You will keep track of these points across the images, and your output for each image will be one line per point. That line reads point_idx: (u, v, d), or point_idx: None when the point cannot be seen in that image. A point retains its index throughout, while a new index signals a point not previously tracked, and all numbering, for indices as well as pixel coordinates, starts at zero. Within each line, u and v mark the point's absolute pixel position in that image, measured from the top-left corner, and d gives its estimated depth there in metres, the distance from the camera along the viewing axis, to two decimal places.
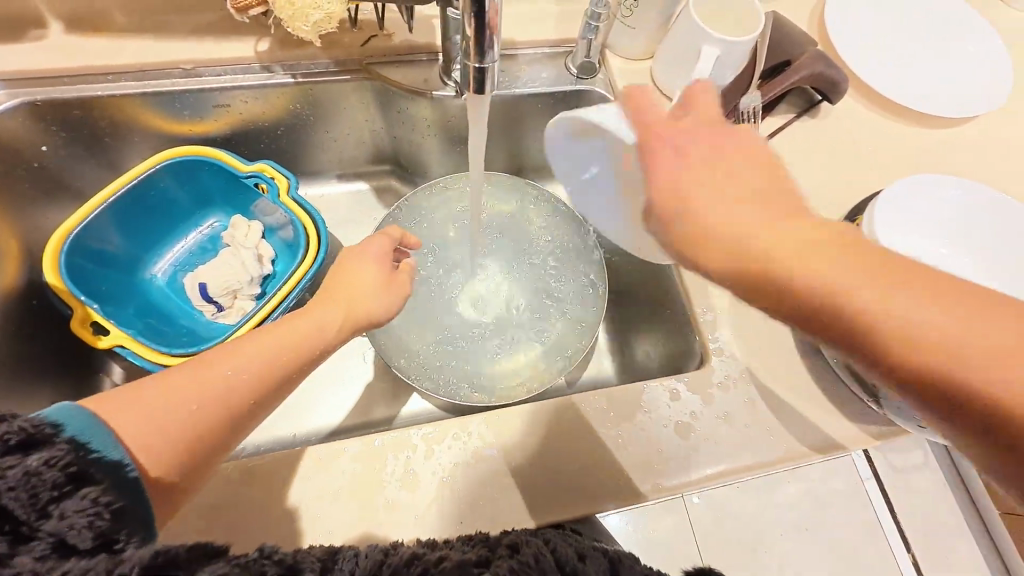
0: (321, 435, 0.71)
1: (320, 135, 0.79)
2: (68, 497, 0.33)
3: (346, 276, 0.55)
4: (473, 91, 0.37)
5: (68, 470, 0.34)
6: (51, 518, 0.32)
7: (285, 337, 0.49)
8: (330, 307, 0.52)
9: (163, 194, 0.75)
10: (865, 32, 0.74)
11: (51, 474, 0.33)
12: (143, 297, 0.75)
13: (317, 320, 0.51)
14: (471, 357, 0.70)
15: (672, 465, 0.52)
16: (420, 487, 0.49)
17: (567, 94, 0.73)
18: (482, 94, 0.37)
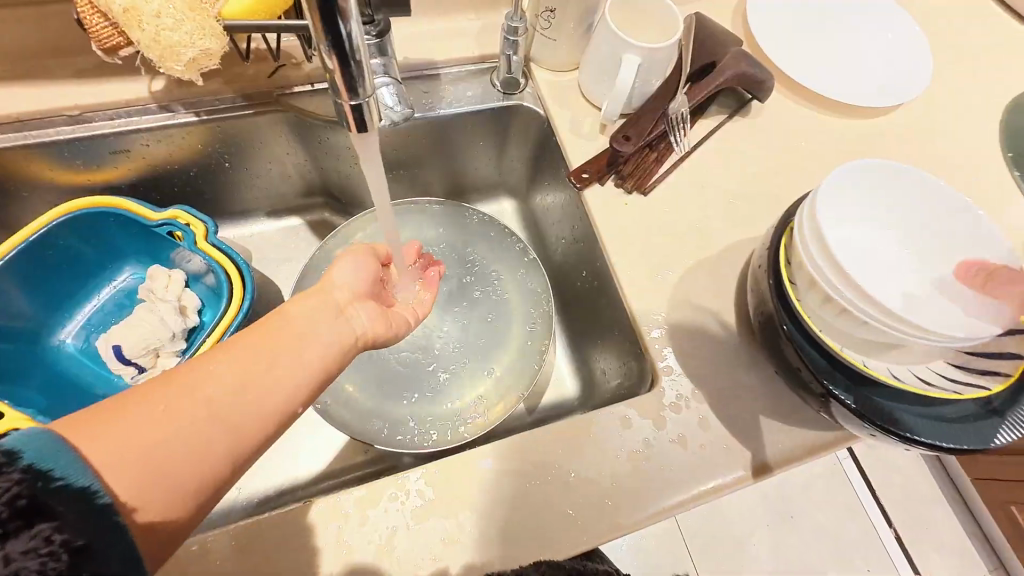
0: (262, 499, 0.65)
1: (239, 173, 0.74)
2: (14, 537, 0.27)
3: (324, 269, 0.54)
4: (354, 129, 0.33)
5: (16, 504, 0.27)
6: None
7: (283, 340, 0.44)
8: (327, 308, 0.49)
9: (64, 252, 0.68)
10: (786, 29, 0.74)
11: None
12: (51, 367, 0.68)
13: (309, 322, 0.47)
14: (421, 398, 0.66)
15: (629, 499, 0.49)
16: (355, 560, 0.44)
17: (495, 112, 0.70)
18: (366, 131, 0.34)
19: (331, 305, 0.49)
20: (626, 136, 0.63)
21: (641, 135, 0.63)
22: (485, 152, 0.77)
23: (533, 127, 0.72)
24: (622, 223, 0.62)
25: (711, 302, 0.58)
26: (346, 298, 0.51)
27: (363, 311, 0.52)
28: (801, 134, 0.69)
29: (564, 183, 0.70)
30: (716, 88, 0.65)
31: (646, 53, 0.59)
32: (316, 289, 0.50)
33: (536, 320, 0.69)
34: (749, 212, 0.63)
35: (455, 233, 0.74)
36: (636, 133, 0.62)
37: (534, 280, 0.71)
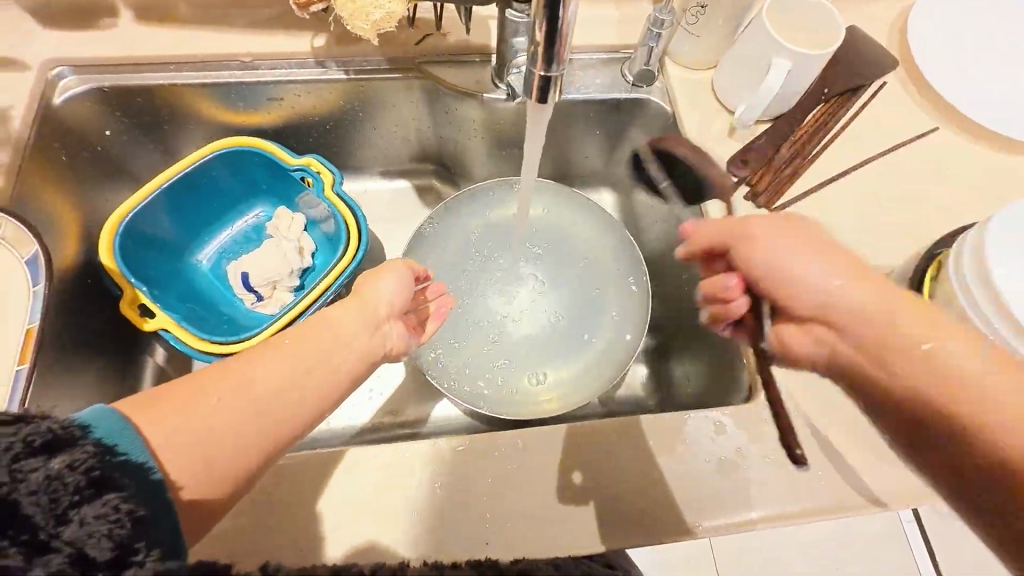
0: (326, 439, 0.70)
1: (367, 131, 0.79)
2: (88, 502, 0.30)
3: (370, 278, 0.56)
4: (535, 99, 0.36)
5: (92, 474, 0.31)
6: (70, 525, 0.29)
7: (339, 333, 0.49)
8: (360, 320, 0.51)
9: (212, 182, 0.76)
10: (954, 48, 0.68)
11: (73, 477, 0.30)
12: (187, 282, 0.77)
13: (350, 331, 0.50)
14: (509, 368, 0.69)
15: (710, 504, 0.49)
16: (448, 502, 0.48)
17: (621, 103, 0.70)
18: (545, 103, 0.36)
19: (371, 321, 0.52)
20: (746, 158, 0.62)
21: (761, 159, 0.62)
22: (600, 143, 0.77)
23: (656, 123, 0.71)
24: None
25: None
26: (386, 313, 0.54)
27: (396, 329, 0.55)
28: (954, 164, 0.64)
29: None
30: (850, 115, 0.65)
31: (801, 58, 0.56)
32: (360, 300, 0.53)
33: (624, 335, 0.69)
34: (880, 238, 0.60)
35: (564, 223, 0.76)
36: (754, 158, 0.62)
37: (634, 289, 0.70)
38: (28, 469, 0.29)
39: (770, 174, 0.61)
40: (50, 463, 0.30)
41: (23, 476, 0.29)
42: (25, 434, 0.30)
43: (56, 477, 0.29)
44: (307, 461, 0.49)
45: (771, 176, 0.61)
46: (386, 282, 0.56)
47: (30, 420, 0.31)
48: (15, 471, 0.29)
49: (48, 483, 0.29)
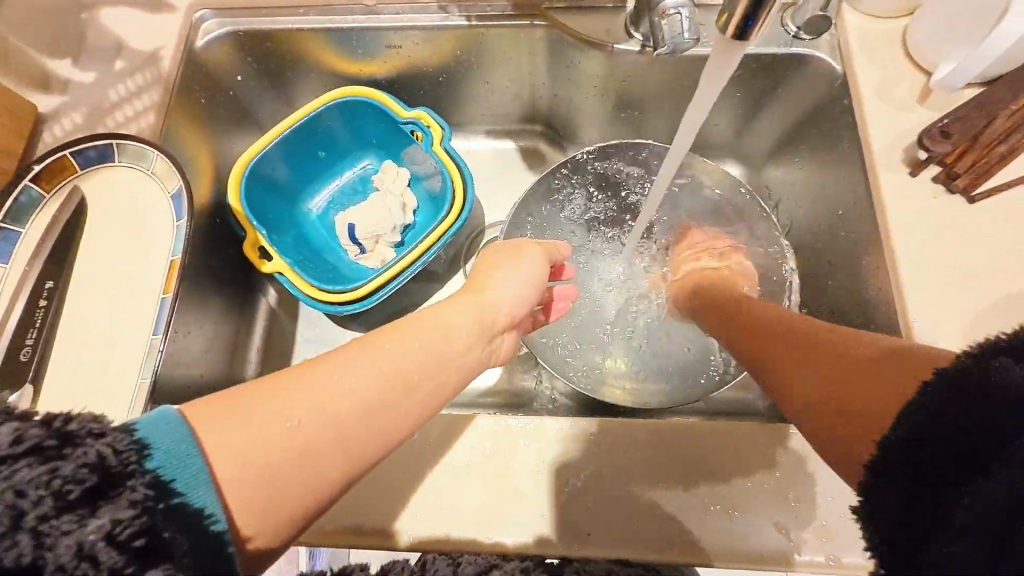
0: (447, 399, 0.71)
1: (478, 85, 0.76)
2: None
3: (490, 277, 0.52)
4: (732, 36, 0.35)
5: (135, 546, 0.26)
6: None
7: (443, 325, 0.43)
8: (470, 317, 0.46)
9: (327, 132, 0.77)
10: None
11: (108, 553, 0.25)
12: (298, 229, 0.79)
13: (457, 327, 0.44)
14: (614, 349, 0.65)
15: (848, 533, 0.43)
16: (549, 483, 0.46)
17: (776, 59, 0.60)
18: (743, 42, 0.36)
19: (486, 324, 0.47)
20: (947, 130, 0.49)
21: (965, 133, 0.49)
22: (737, 108, 0.67)
23: (816, 85, 0.60)
24: (924, 220, 0.50)
25: None
26: (506, 319, 0.50)
27: (508, 340, 0.51)
28: None
29: (836, 160, 0.59)
30: None
31: None
32: (473, 297, 0.48)
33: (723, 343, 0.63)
34: None
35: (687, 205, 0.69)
36: (958, 130, 0.48)
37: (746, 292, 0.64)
38: (60, 532, 0.25)
39: (973, 152, 0.49)
40: (84, 528, 0.25)
41: (52, 543, 0.24)
42: (65, 480, 0.26)
43: (90, 550, 0.25)
44: None
45: (978, 153, 0.49)
46: (505, 280, 0.52)
47: (70, 461, 0.26)
48: (45, 532, 0.25)
49: (79, 555, 0.25)
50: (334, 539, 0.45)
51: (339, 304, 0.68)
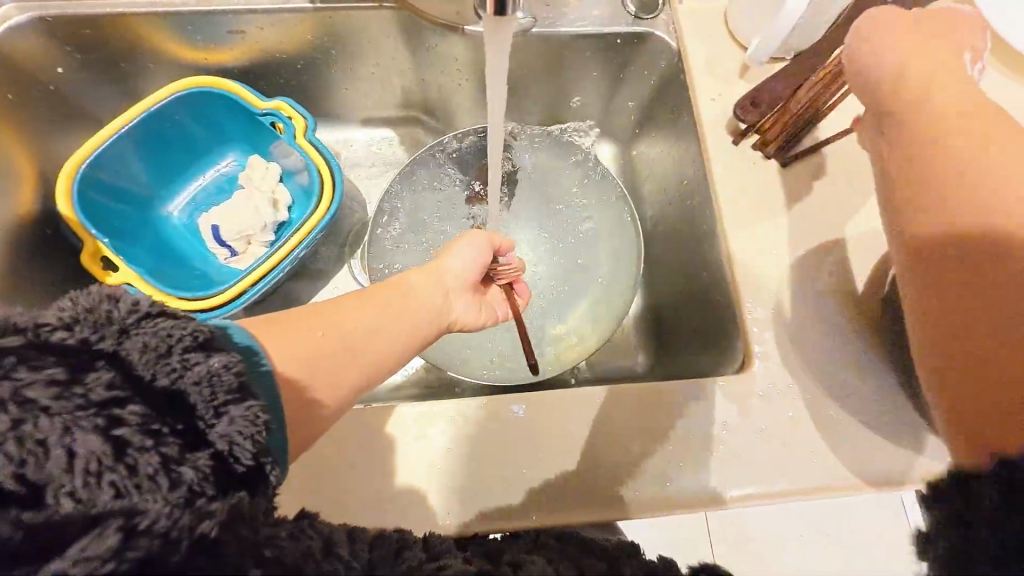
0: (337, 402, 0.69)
1: (343, 72, 0.73)
2: (234, 405, 0.27)
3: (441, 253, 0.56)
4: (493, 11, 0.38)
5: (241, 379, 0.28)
6: (220, 421, 0.27)
7: (397, 297, 0.49)
8: (425, 277, 0.53)
9: (179, 128, 0.71)
10: None
11: (229, 377, 0.28)
12: (158, 235, 0.73)
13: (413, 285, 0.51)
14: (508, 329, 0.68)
15: (692, 480, 0.46)
16: (409, 468, 0.47)
17: (620, 38, 0.63)
18: (503, 16, 0.39)
19: (439, 286, 0.53)
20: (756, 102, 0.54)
21: (771, 104, 0.54)
22: (596, 87, 0.70)
23: (659, 61, 0.63)
24: (744, 186, 0.55)
25: (831, 293, 0.51)
26: (456, 284, 0.55)
27: (461, 303, 0.55)
28: None
29: (679, 133, 0.63)
30: None
31: None
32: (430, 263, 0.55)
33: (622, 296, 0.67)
34: None
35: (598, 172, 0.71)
36: (766, 100, 0.54)
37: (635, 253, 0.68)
38: (190, 362, 0.27)
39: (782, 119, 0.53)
40: (210, 360, 0.27)
41: (186, 365, 0.27)
42: (194, 327, 0.28)
43: (215, 374, 0.27)
44: None
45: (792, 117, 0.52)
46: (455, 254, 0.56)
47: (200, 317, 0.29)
48: (183, 360, 0.27)
49: (209, 379, 0.27)
50: None
51: (201, 311, 0.64)
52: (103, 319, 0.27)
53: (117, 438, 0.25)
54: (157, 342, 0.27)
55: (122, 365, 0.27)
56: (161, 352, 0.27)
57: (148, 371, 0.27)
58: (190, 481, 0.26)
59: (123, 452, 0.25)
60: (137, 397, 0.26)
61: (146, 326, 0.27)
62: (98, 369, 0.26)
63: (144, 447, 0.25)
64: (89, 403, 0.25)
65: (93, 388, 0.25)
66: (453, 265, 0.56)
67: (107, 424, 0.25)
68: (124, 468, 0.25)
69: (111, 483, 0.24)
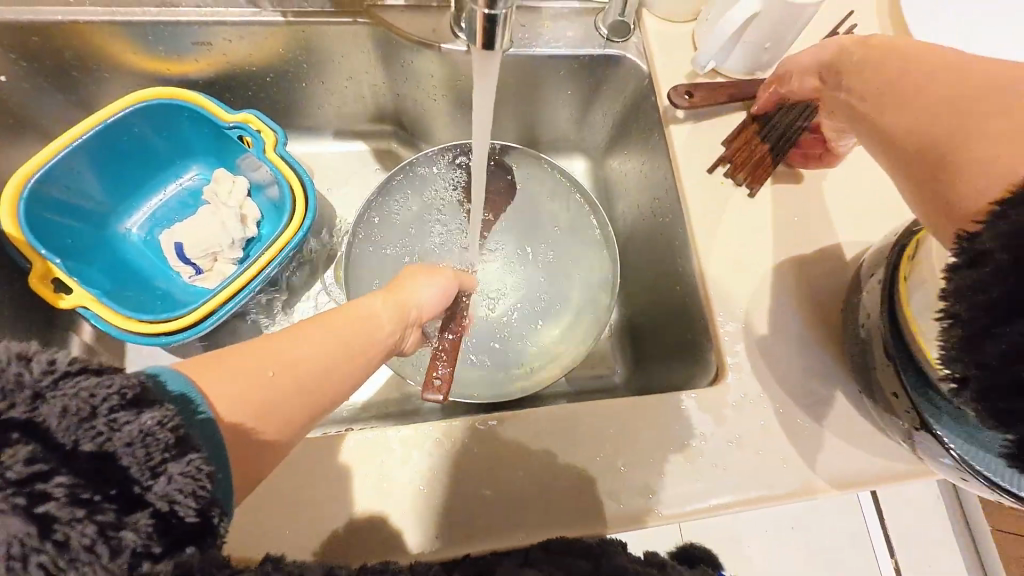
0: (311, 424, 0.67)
1: (315, 85, 0.71)
2: (173, 460, 0.28)
3: (410, 280, 0.57)
4: (479, 44, 0.37)
5: (177, 434, 0.28)
6: (160, 480, 0.27)
7: (346, 322, 0.48)
8: (385, 302, 0.53)
9: (137, 141, 0.68)
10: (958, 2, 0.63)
11: (164, 434, 0.28)
12: (115, 253, 0.69)
13: (370, 307, 0.51)
14: (484, 348, 0.69)
15: (672, 487, 0.48)
16: (394, 492, 0.46)
17: (593, 59, 0.64)
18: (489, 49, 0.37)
19: (399, 316, 0.54)
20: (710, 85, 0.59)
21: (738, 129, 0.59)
22: (570, 105, 0.71)
23: (630, 83, 0.66)
24: (711, 204, 0.58)
25: (794, 306, 0.54)
26: (415, 316, 0.56)
27: (411, 337, 0.57)
28: None
29: (651, 152, 0.65)
30: None
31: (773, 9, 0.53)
32: (390, 290, 0.55)
33: (583, 325, 0.69)
34: (853, 216, 0.57)
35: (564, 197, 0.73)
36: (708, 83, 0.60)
37: (603, 272, 0.70)
38: (119, 422, 0.27)
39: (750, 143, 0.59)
40: (142, 418, 0.27)
41: (114, 427, 0.26)
42: (120, 383, 0.27)
43: (149, 433, 0.27)
44: None
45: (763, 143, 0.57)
46: (420, 290, 0.57)
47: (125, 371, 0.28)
48: (111, 422, 0.26)
49: (143, 438, 0.27)
50: None
51: (167, 334, 0.61)
52: (13, 385, 0.25)
53: (43, 516, 0.24)
54: (77, 406, 0.26)
55: (39, 435, 0.25)
56: (83, 416, 0.26)
57: (70, 438, 0.26)
58: (132, 544, 0.26)
59: (49, 530, 0.24)
60: (62, 467, 0.25)
61: (64, 388, 0.26)
62: (12, 444, 0.24)
63: (75, 520, 0.24)
64: (4, 483, 0.23)
65: (7, 466, 0.24)
66: (417, 299, 0.56)
67: (29, 502, 0.24)
68: (53, 547, 0.24)
69: (39, 565, 0.23)
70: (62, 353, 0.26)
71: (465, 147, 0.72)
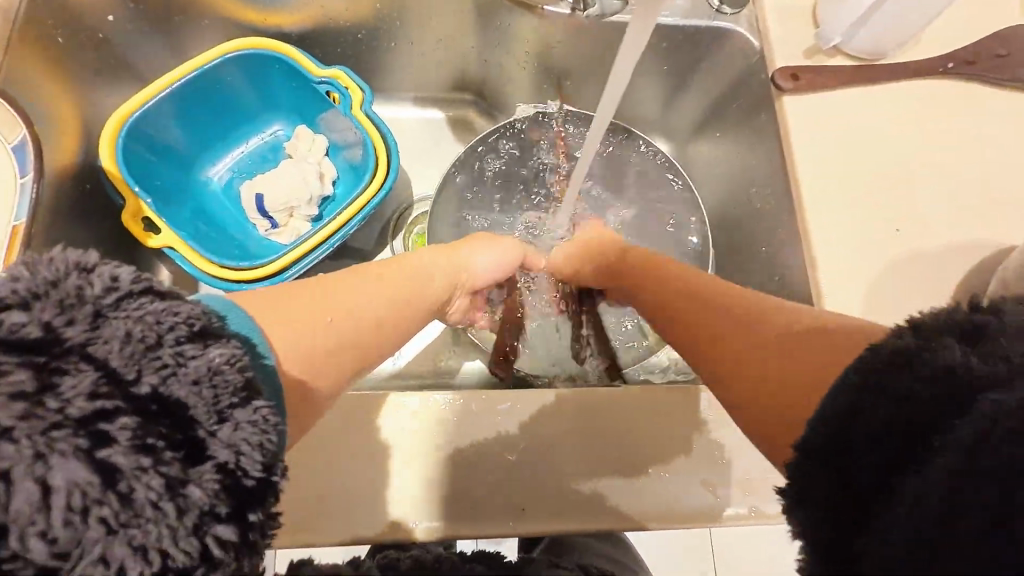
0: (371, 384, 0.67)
1: (403, 45, 0.70)
2: (240, 407, 0.25)
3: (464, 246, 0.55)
4: None
5: (243, 378, 0.26)
6: (226, 426, 0.24)
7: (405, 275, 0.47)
8: (439, 259, 0.52)
9: (227, 91, 0.68)
10: None
11: (232, 374, 0.25)
12: (197, 200, 0.70)
13: (426, 265, 0.50)
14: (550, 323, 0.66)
15: (766, 486, 0.46)
16: (480, 461, 0.45)
17: (700, 31, 0.61)
18: None
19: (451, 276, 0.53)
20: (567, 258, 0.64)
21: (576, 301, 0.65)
22: (664, 82, 0.68)
23: (738, 60, 0.61)
24: (829, 190, 0.53)
25: (918, 305, 0.49)
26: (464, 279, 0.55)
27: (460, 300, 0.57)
28: None
29: (753, 135, 0.61)
30: (963, 78, 0.57)
31: None
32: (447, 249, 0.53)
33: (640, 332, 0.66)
34: (985, 212, 0.52)
35: (648, 189, 0.69)
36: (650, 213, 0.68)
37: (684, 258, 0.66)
38: (188, 354, 0.24)
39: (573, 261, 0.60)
40: (210, 353, 0.25)
41: (181, 361, 0.24)
42: (186, 314, 0.25)
43: (217, 372, 0.25)
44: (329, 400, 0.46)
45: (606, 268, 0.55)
46: (477, 250, 0.55)
47: (185, 301, 0.26)
48: (179, 353, 0.24)
49: (210, 376, 0.24)
50: None
51: (245, 282, 0.61)
52: (75, 298, 0.23)
53: (108, 464, 0.21)
54: (143, 331, 0.24)
55: (100, 365, 0.22)
56: (148, 344, 0.23)
57: (133, 369, 0.23)
58: (198, 502, 0.22)
59: (113, 480, 0.21)
60: (127, 406, 0.22)
61: (127, 309, 0.24)
62: (72, 371, 0.21)
63: (140, 470, 0.21)
64: (67, 419, 0.20)
65: (71, 398, 0.21)
66: (471, 260, 0.55)
67: (91, 444, 0.20)
68: (116, 500, 0.21)
69: (101, 519, 0.20)
70: (127, 271, 0.25)
71: (547, 116, 0.69)
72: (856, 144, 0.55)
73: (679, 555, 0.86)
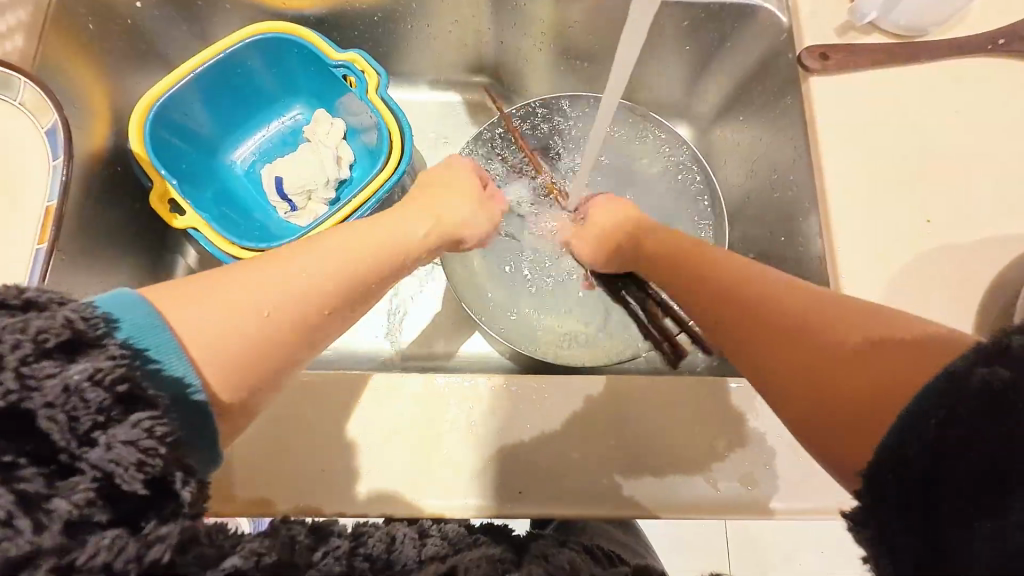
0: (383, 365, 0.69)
1: (419, 27, 0.70)
2: (114, 424, 0.26)
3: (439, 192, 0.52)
4: None
5: (117, 390, 0.26)
6: (96, 447, 0.25)
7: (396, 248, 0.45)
8: (415, 215, 0.48)
9: (249, 76, 0.70)
10: None
11: (95, 393, 0.25)
12: (221, 182, 0.72)
13: (403, 224, 0.47)
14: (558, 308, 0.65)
15: (768, 480, 0.46)
16: (480, 443, 0.46)
17: (724, 8, 0.58)
18: None
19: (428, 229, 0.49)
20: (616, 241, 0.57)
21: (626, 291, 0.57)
22: (685, 63, 0.65)
23: (764, 38, 0.58)
24: (856, 179, 0.50)
25: (947, 303, 0.46)
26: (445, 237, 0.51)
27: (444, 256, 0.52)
28: None
29: (776, 119, 0.58)
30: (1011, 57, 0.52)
31: None
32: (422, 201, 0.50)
33: None
34: None
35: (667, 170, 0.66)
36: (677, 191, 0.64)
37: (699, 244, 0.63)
38: (44, 375, 0.25)
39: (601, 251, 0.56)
40: (67, 372, 0.25)
41: (38, 384, 0.25)
42: (45, 331, 0.26)
43: (76, 391, 0.25)
44: (335, 381, 0.48)
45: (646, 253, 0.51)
46: (454, 202, 0.52)
47: (48, 310, 0.26)
48: (33, 376, 0.25)
49: (68, 397, 0.25)
50: (258, 507, 0.44)
51: None
52: None
53: None
54: None
55: None
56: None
57: None
58: (64, 513, 0.24)
59: None
60: None
61: None
62: None
63: None
64: None
65: None
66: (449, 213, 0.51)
67: None
68: None
69: None
70: None
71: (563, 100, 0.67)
72: (887, 128, 0.51)
73: (690, 546, 0.85)
